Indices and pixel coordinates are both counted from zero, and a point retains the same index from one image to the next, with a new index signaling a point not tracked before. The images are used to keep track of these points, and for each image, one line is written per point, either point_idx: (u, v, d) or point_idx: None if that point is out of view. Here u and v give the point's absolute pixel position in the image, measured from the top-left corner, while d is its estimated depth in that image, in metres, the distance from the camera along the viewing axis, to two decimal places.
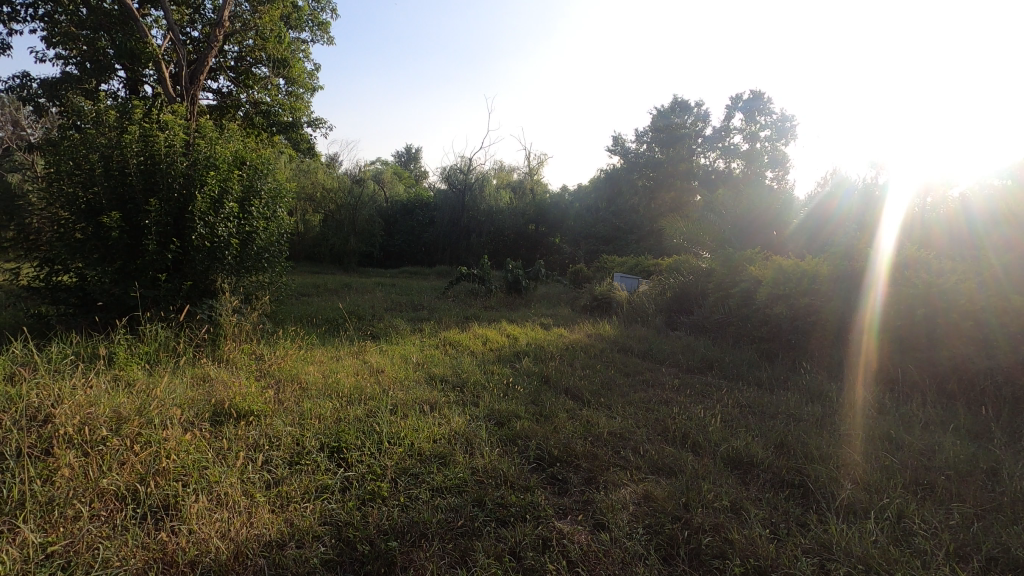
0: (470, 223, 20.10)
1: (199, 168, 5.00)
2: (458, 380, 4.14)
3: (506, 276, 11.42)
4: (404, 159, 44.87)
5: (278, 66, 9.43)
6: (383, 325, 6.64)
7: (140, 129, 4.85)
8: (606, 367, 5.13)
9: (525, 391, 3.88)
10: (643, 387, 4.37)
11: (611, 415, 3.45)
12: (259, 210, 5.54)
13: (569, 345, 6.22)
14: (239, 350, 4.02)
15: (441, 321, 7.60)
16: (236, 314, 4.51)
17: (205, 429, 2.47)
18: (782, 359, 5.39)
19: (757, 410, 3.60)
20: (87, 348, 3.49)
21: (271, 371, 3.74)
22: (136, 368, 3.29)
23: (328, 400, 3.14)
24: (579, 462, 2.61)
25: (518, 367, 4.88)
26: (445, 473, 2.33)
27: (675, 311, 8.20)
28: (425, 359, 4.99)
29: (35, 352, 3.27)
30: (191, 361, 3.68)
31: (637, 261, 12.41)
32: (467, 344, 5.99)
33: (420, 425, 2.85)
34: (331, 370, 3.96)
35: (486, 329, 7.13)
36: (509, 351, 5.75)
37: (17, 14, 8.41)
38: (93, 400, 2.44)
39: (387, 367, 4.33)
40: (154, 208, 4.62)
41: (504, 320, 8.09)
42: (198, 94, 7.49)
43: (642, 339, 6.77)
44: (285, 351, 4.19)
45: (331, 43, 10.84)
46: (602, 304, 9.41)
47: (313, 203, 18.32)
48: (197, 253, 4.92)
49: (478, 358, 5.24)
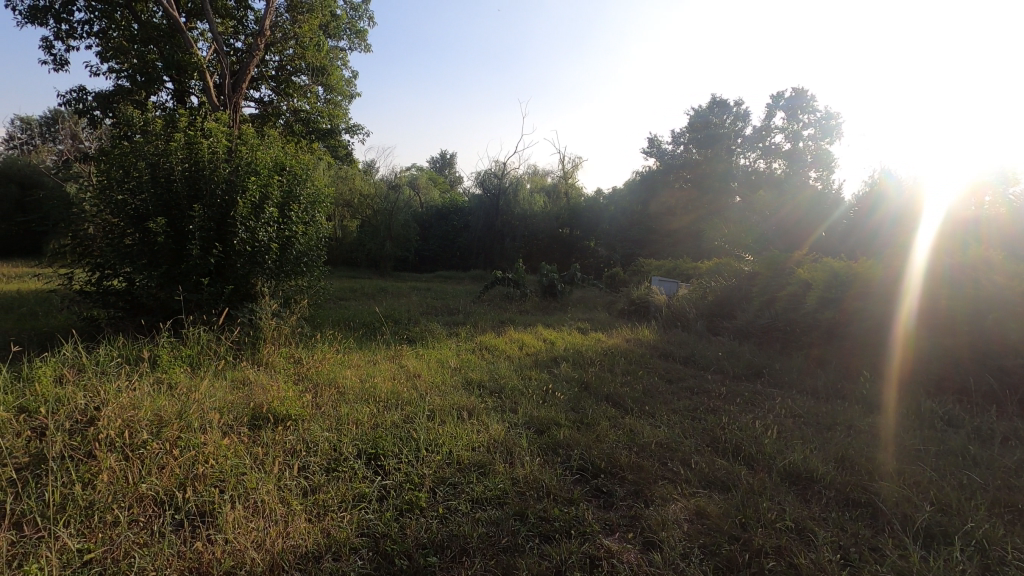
0: (504, 227, 20.11)
1: (241, 173, 5.09)
2: (496, 385, 4.06)
3: (541, 280, 11.31)
4: (438, 165, 45.37)
5: (317, 74, 9.60)
6: (419, 329, 6.63)
7: (185, 137, 4.97)
8: (647, 373, 4.96)
9: (565, 397, 3.77)
10: (687, 395, 4.20)
11: (655, 424, 3.31)
12: (298, 215, 5.61)
13: (608, 351, 6.06)
14: (278, 353, 4.03)
15: (477, 325, 7.54)
16: (275, 318, 4.54)
17: (243, 433, 2.45)
18: (837, 365, 5.10)
19: (811, 420, 3.40)
20: (133, 351, 3.55)
21: (309, 375, 3.74)
22: (179, 371, 3.32)
23: (365, 405, 3.11)
24: (625, 474, 2.48)
25: (557, 372, 4.76)
26: (485, 484, 2.25)
27: (717, 316, 7.94)
28: (461, 363, 4.92)
29: (83, 354, 3.34)
30: (232, 365, 3.70)
31: (675, 264, 12.11)
32: (503, 349, 5.90)
33: (458, 431, 2.78)
34: (368, 374, 3.93)
35: (522, 333, 7.04)
36: (546, 356, 5.64)
37: (74, 31, 8.81)
38: (135, 403, 2.45)
39: (424, 372, 4.28)
40: (197, 214, 4.71)
41: (540, 324, 7.98)
42: (241, 102, 7.67)
43: (683, 345, 6.55)
44: (323, 355, 4.19)
45: (369, 51, 11.00)
46: (640, 308, 9.20)
47: (350, 209, 18.60)
48: (239, 257, 5.00)
49: (515, 364, 5.15)
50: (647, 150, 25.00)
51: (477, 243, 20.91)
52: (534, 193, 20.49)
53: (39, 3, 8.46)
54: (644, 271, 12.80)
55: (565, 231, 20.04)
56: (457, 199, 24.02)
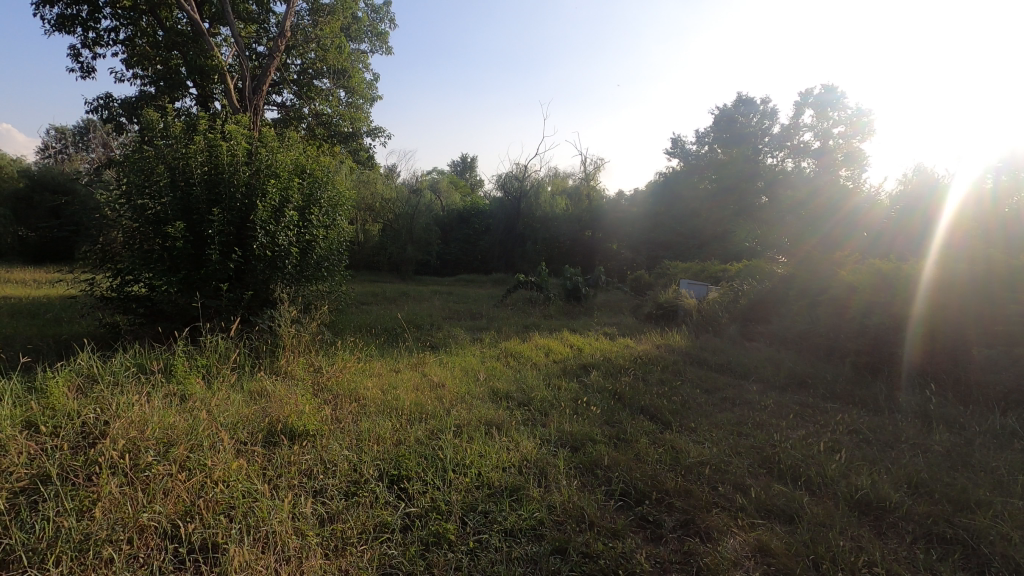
0: (525, 230, 20.03)
1: (261, 176, 4.99)
2: (524, 395, 3.85)
3: (565, 283, 11.09)
4: (458, 169, 45.53)
5: (339, 77, 9.51)
6: (442, 335, 6.46)
7: (205, 140, 4.88)
8: (682, 382, 4.70)
9: (598, 410, 3.54)
10: (728, 407, 3.93)
11: (698, 440, 3.06)
12: (319, 219, 5.47)
13: (638, 358, 5.81)
14: (297, 362, 3.88)
15: (501, 330, 7.34)
16: (296, 324, 4.40)
17: (257, 452, 2.28)
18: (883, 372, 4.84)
19: (872, 438, 3.11)
20: (149, 360, 3.43)
21: (329, 387, 3.57)
22: (195, 382, 3.19)
23: (387, 419, 2.93)
24: (672, 499, 2.24)
25: (587, 381, 4.53)
26: (518, 512, 2.03)
27: (751, 320, 7.62)
28: (487, 372, 4.72)
29: (98, 364, 3.22)
30: (251, 375, 3.56)
31: (703, 267, 11.77)
32: (529, 356, 5.69)
33: (487, 449, 2.57)
34: (390, 385, 3.76)
35: (547, 339, 6.82)
36: (574, 363, 5.42)
37: (101, 39, 8.87)
38: (145, 418, 2.30)
39: (448, 381, 4.09)
40: (216, 218, 4.60)
41: (565, 330, 7.75)
42: (262, 106, 7.60)
43: (717, 351, 6.25)
44: (343, 364, 4.03)
45: (391, 53, 10.91)
46: (668, 312, 8.90)
47: (372, 213, 18.60)
48: (259, 262, 4.88)
49: (543, 372, 4.93)
50: (671, 151, 24.54)
51: (498, 246, 20.75)
52: (555, 195, 20.27)
53: (67, 11, 8.53)
54: (670, 275, 12.47)
55: (588, 233, 19.67)
56: (478, 203, 23.91)
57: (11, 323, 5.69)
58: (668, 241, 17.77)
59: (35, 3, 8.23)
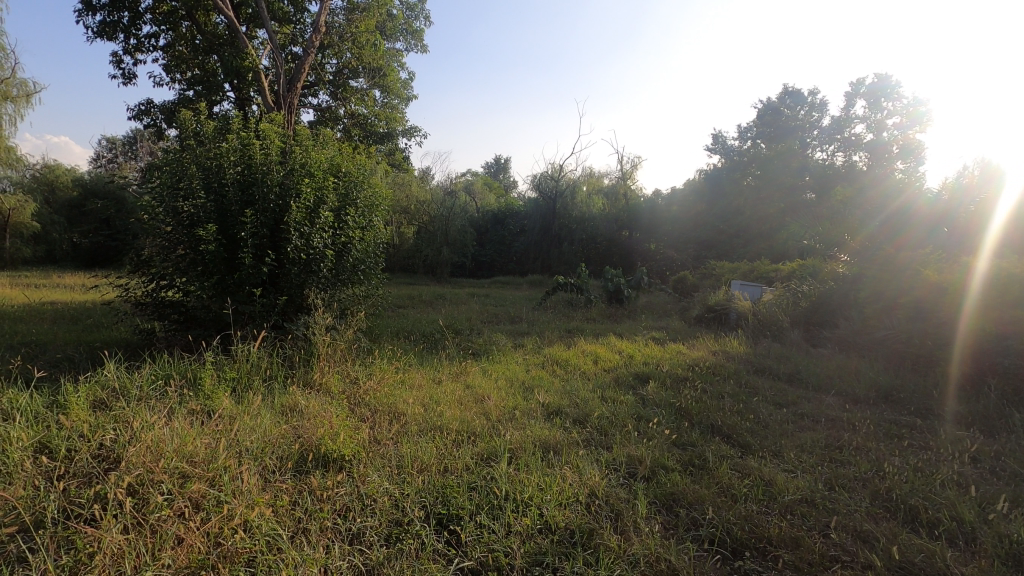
0: (562, 230, 19.61)
1: (295, 176, 4.77)
2: (579, 411, 3.47)
3: (606, 284, 10.65)
4: (492, 171, 45.45)
5: (374, 75, 9.33)
6: (482, 340, 6.13)
7: (239, 138, 4.70)
8: (751, 394, 4.23)
9: (665, 429, 3.14)
10: (811, 425, 3.48)
11: (789, 469, 2.63)
12: (355, 219, 5.21)
13: (695, 366, 5.35)
14: (333, 372, 3.61)
15: (543, 335, 6.98)
16: (331, 331, 4.13)
17: (286, 486, 1.99)
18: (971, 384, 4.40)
19: (1001, 469, 2.63)
20: (179, 371, 3.23)
21: (366, 402, 3.27)
22: (224, 399, 2.94)
23: (432, 441, 2.60)
24: (777, 552, 1.84)
25: (644, 393, 4.14)
26: (594, 568, 1.67)
27: (814, 324, 7.05)
28: (533, 382, 4.37)
29: (126, 376, 3.02)
30: (284, 389, 3.30)
31: (753, 267, 11.14)
32: (576, 364, 5.30)
33: (547, 480, 2.21)
34: (432, 398, 3.46)
35: (594, 345, 6.43)
36: (626, 372, 5.02)
37: (142, 46, 8.93)
38: (161, 444, 2.04)
39: (494, 394, 3.76)
40: (249, 219, 4.38)
41: (611, 335, 7.33)
42: (295, 104, 7.41)
43: (782, 359, 5.74)
44: (381, 375, 3.74)
45: (426, 52, 10.71)
46: (719, 315, 8.36)
47: (407, 215, 18.52)
48: (293, 266, 4.65)
49: (594, 382, 4.54)
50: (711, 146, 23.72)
51: (534, 247, 20.41)
52: (591, 195, 19.85)
53: (109, 19, 8.61)
54: (716, 274, 11.88)
55: (626, 233, 19.27)
56: (513, 203, 23.59)
57: (51, 329, 5.64)
58: (710, 241, 17.14)
59: (78, 10, 8.30)
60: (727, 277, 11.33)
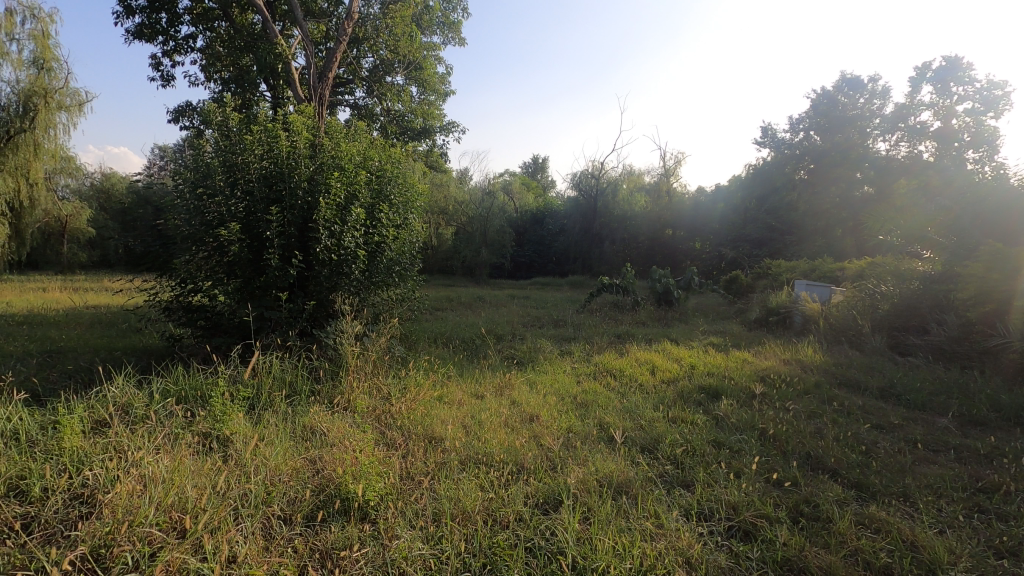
0: (603, 230, 18.96)
1: (325, 171, 4.42)
2: (646, 435, 2.95)
3: (654, 285, 10.04)
4: (529, 171, 44.91)
5: (410, 70, 8.97)
6: (526, 347, 5.67)
7: (265, 131, 4.37)
8: (844, 414, 3.62)
9: (755, 464, 2.60)
10: (936, 457, 2.86)
11: (930, 524, 2.07)
12: (389, 217, 4.79)
13: (768, 377, 4.74)
14: (362, 388, 3.20)
15: (591, 341, 6.47)
16: (363, 340, 3.72)
17: (287, 554, 1.59)
18: None
19: None
20: (192, 388, 2.90)
21: (398, 425, 2.84)
22: (239, 421, 2.57)
23: (477, 479, 2.16)
24: None
25: (718, 412, 3.58)
26: None
27: (898, 329, 6.27)
28: (586, 398, 3.86)
29: (134, 394, 2.70)
30: (307, 409, 2.90)
31: (814, 265, 10.29)
32: (632, 375, 4.75)
33: (623, 541, 1.73)
34: (473, 421, 3.01)
35: (648, 352, 5.88)
36: (690, 385, 4.44)
37: (180, 47, 8.89)
38: (139, 498, 1.67)
39: (545, 414, 3.28)
40: (275, 218, 4.04)
41: (666, 340, 6.74)
42: (328, 97, 7.06)
43: (868, 370, 5.04)
44: (416, 392, 3.30)
45: (463, 45, 10.34)
46: (783, 320, 7.63)
47: (445, 216, 18.29)
48: (322, 267, 4.27)
49: (654, 398, 3.99)
50: (760, 140, 22.53)
51: (574, 247, 19.83)
52: (633, 192, 19.14)
53: (147, 20, 8.56)
54: (772, 273, 11.04)
55: (669, 233, 18.60)
56: (552, 203, 23.05)
57: (81, 335, 5.47)
58: (759, 238, 16.12)
59: (117, 14, 8.26)
60: (786, 277, 10.51)
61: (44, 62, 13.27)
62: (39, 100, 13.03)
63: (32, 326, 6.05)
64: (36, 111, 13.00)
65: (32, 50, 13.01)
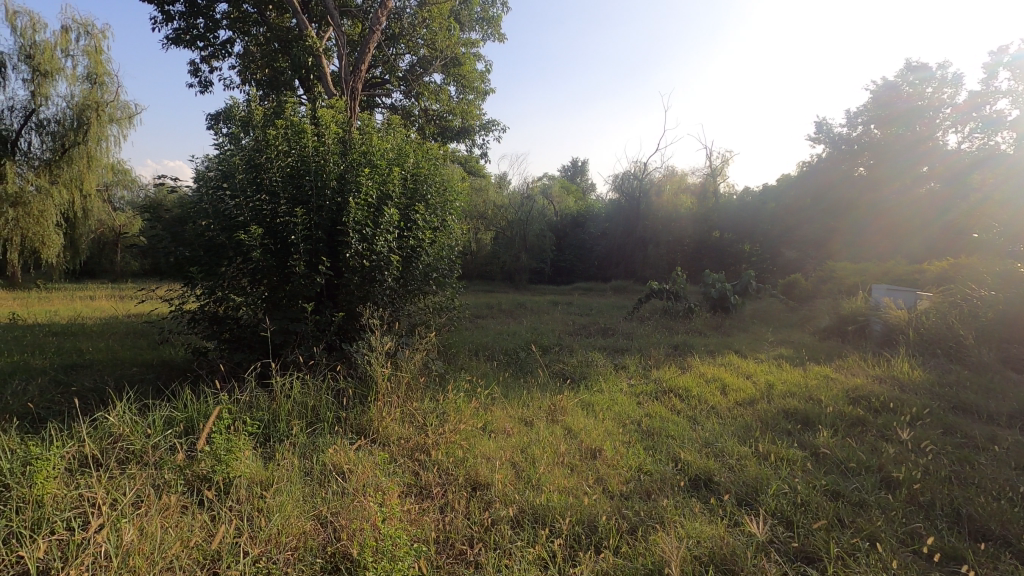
0: (647, 233, 18.23)
1: (354, 167, 4.03)
2: (739, 480, 2.39)
3: (707, 290, 9.33)
4: (569, 173, 44.25)
5: (448, 65, 8.54)
6: (577, 361, 5.13)
7: (292, 123, 4.01)
8: (981, 449, 2.93)
9: (893, 529, 2.00)
10: None
11: None
12: (425, 219, 4.36)
13: (863, 399, 4.06)
14: (394, 415, 2.75)
15: (647, 353, 5.87)
16: (395, 355, 3.30)
17: None
18: None
19: None
20: (199, 415, 2.52)
21: (435, 465, 2.39)
22: (247, 460, 2.17)
23: (534, 553, 1.69)
24: None
25: (817, 444, 2.97)
26: None
27: (1009, 342, 5.42)
28: (652, 425, 3.29)
29: (131, 425, 2.33)
30: (330, 442, 2.49)
31: (888, 267, 9.33)
32: (699, 396, 4.13)
33: None
34: (522, 457, 2.53)
35: (713, 366, 5.25)
36: (771, 408, 3.82)
37: (217, 53, 8.81)
38: None
39: (609, 448, 2.76)
40: (300, 219, 3.65)
41: (730, 352, 6.07)
42: (360, 91, 6.67)
43: (984, 391, 4.27)
44: (455, 418, 2.85)
45: (504, 42, 9.91)
46: (861, 329, 6.83)
47: (485, 220, 17.91)
48: (352, 274, 3.86)
49: (732, 426, 3.38)
50: (815, 136, 21.25)
51: (617, 250, 19.14)
52: (678, 193, 18.30)
53: (183, 25, 8.46)
54: (837, 275, 10.12)
55: (717, 234, 17.59)
56: (593, 205, 22.38)
57: (112, 347, 5.27)
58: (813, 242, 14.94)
59: (155, 20, 8.20)
60: (855, 281, 9.58)
61: (97, 77, 13.61)
62: (92, 113, 13.34)
63: (67, 336, 5.92)
64: (89, 124, 13.32)
65: (85, 66, 13.37)
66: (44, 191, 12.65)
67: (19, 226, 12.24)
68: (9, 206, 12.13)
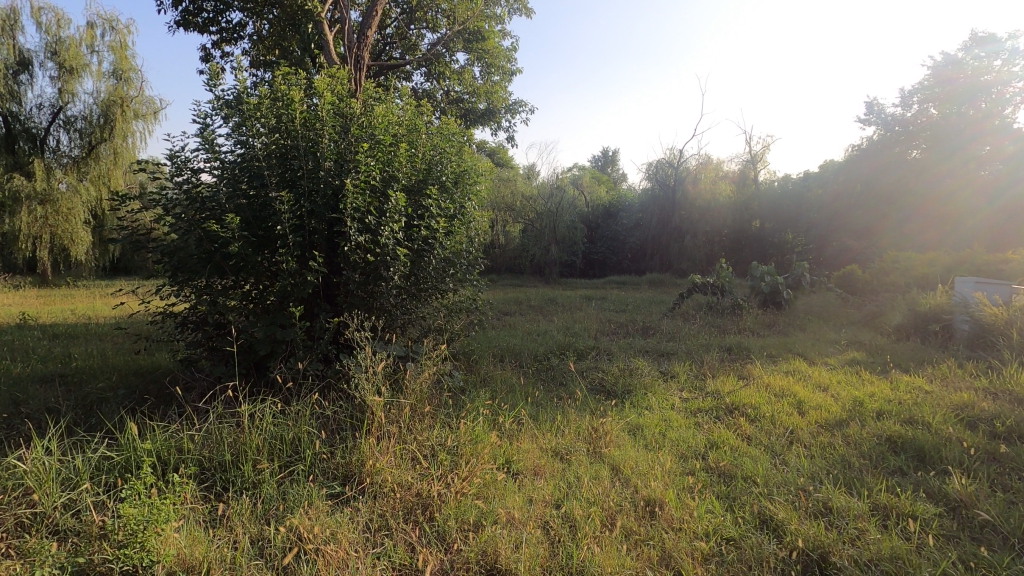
0: (683, 223, 17.02)
1: (353, 144, 3.38)
2: (864, 563, 1.69)
3: (756, 284, 8.48)
4: (601, 163, 43.00)
5: (470, 41, 7.87)
6: (617, 368, 4.44)
7: (281, 91, 3.35)
8: None
9: None
10: None
11: None
12: (440, 205, 3.70)
13: (984, 423, 3.23)
14: (392, 456, 2.12)
15: (697, 357, 5.11)
16: (396, 371, 2.64)
17: None
18: None
19: None
20: (134, 457, 1.95)
21: (439, 537, 1.76)
22: (178, 533, 1.57)
23: None
24: None
25: (952, 496, 2.21)
26: None
27: None
28: (722, 460, 2.58)
29: (38, 477, 1.76)
30: (302, 498, 1.88)
31: (964, 255, 8.29)
32: (773, 416, 3.38)
33: None
34: (555, 520, 1.88)
35: (776, 374, 4.48)
36: (867, 433, 3.05)
37: (229, 36, 8.33)
38: None
39: (672, 501, 2.07)
40: (288, 207, 3.04)
41: (794, 357, 5.27)
42: (368, 64, 6.04)
43: None
44: (472, 457, 2.21)
45: (531, 17, 9.17)
46: (946, 328, 5.92)
47: (513, 213, 17.27)
48: (352, 271, 3.23)
49: (824, 461, 2.64)
50: (864, 118, 19.80)
51: (651, 242, 17.90)
52: (717, 181, 17.28)
53: (191, 7, 7.97)
54: (902, 266, 9.06)
55: (757, 225, 16.65)
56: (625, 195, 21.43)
57: (103, 352, 4.81)
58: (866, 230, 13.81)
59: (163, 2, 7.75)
60: (926, 272, 8.50)
61: (122, 72, 13.41)
62: (117, 108, 13.15)
63: (62, 339, 5.50)
64: (113, 119, 13.13)
65: (110, 62, 13.19)
66: (73, 188, 12.55)
67: (47, 223, 12.13)
68: (37, 203, 11.98)
